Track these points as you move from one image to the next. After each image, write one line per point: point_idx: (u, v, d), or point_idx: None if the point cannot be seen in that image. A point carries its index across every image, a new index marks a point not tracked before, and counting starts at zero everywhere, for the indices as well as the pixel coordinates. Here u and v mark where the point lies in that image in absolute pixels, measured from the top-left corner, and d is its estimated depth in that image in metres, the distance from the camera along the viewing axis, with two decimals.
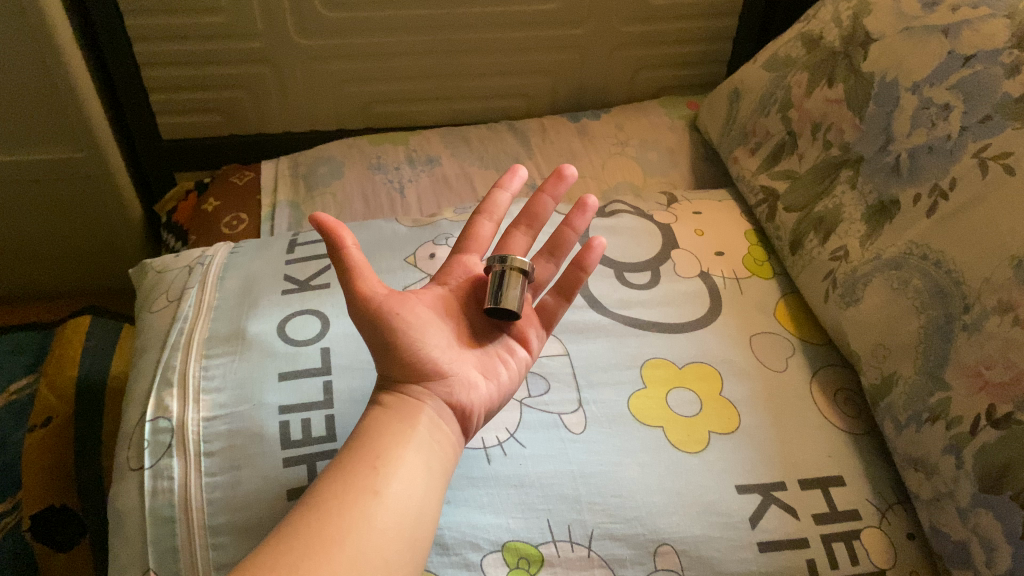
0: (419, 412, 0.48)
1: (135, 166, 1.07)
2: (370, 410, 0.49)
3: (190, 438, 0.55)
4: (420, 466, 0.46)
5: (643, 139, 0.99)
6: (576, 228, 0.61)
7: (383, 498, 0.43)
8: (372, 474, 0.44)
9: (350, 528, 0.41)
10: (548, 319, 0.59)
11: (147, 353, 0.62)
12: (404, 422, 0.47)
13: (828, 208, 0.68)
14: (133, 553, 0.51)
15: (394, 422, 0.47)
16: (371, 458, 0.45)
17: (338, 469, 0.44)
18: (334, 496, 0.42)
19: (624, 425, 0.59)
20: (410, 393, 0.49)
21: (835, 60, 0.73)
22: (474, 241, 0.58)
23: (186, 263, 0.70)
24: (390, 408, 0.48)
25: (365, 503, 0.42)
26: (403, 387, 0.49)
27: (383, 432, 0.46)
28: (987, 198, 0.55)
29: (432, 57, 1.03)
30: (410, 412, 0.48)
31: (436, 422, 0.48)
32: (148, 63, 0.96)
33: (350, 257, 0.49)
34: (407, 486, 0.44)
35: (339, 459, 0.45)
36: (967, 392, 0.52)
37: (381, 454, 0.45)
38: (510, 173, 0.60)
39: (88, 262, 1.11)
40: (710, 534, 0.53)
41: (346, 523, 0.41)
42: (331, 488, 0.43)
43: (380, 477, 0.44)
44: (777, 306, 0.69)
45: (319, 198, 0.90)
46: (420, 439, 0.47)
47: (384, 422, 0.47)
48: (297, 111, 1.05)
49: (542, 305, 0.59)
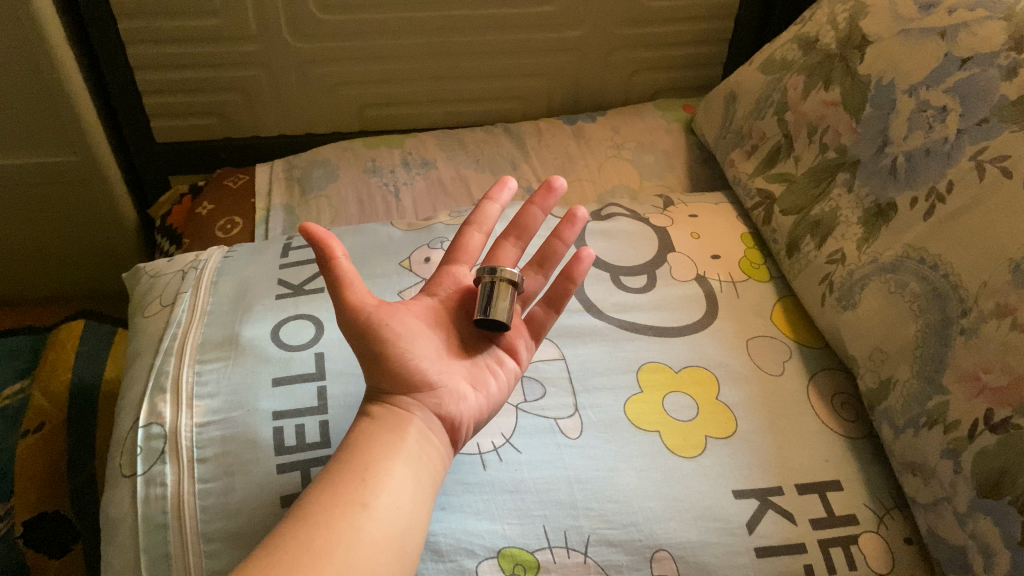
0: (408, 423, 0.48)
1: (130, 170, 1.06)
2: (359, 422, 0.48)
3: (184, 445, 0.54)
4: (409, 478, 0.45)
5: (640, 142, 0.99)
6: (567, 240, 0.61)
7: (371, 510, 0.42)
8: (361, 486, 0.43)
9: (338, 541, 0.40)
10: (537, 330, 0.59)
11: (140, 358, 0.61)
12: (393, 434, 0.47)
13: (824, 211, 0.68)
14: (125, 561, 0.51)
15: (382, 433, 0.47)
16: (360, 471, 0.44)
17: (326, 481, 0.44)
18: (322, 509, 0.42)
19: (620, 430, 0.58)
20: (399, 404, 0.48)
21: (831, 63, 0.73)
22: (464, 252, 0.58)
23: (180, 267, 0.69)
24: (379, 419, 0.48)
25: (354, 516, 0.42)
26: (392, 398, 0.49)
27: (372, 444, 0.46)
28: (985, 201, 0.55)
29: (428, 60, 1.02)
30: (398, 423, 0.47)
31: (425, 433, 0.48)
32: (141, 66, 0.96)
33: (339, 268, 0.49)
34: (396, 499, 0.44)
35: (327, 470, 0.45)
36: (965, 396, 0.52)
37: (370, 466, 0.45)
38: (499, 185, 0.60)
39: (81, 266, 1.10)
40: (707, 540, 0.53)
41: (334, 535, 0.40)
42: (319, 501, 0.42)
43: (369, 489, 0.43)
44: (773, 310, 0.69)
45: (314, 201, 0.89)
46: (409, 450, 0.47)
47: (373, 434, 0.47)
48: (292, 114, 1.05)
49: (532, 316, 0.59)
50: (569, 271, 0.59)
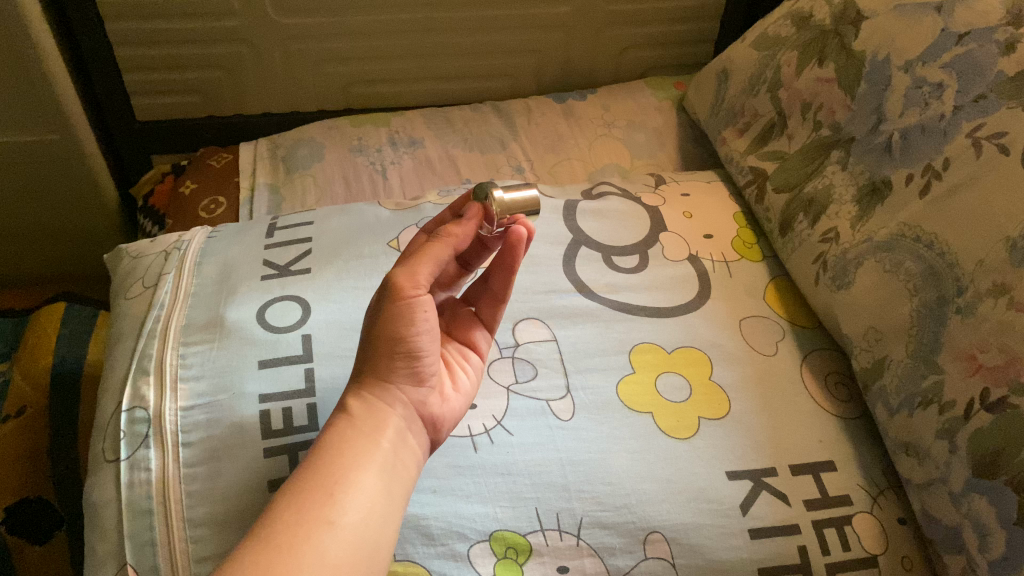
0: (388, 426, 0.47)
1: (110, 148, 1.04)
2: (335, 421, 0.47)
3: (168, 430, 0.53)
4: (380, 489, 0.44)
5: (630, 120, 0.98)
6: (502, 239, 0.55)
7: (337, 529, 0.41)
8: (328, 503, 0.42)
9: (303, 566, 0.39)
10: (491, 320, 0.58)
11: (123, 340, 0.60)
12: (374, 437, 0.46)
13: (818, 189, 0.67)
14: (109, 549, 0.49)
15: (360, 438, 0.46)
16: (329, 484, 0.43)
17: (291, 492, 0.42)
18: (286, 529, 0.40)
19: (612, 412, 0.57)
20: (384, 400, 0.48)
21: (825, 39, 0.72)
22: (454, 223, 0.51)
23: (162, 248, 0.68)
24: (361, 419, 0.47)
25: (321, 537, 0.40)
26: (376, 396, 0.48)
27: (345, 452, 0.45)
28: (983, 178, 0.54)
29: (414, 36, 1.00)
30: (382, 426, 0.47)
31: (403, 435, 0.48)
32: (121, 42, 0.93)
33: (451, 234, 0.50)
34: (365, 516, 0.43)
35: (294, 478, 0.43)
36: (961, 375, 0.52)
37: (340, 479, 0.43)
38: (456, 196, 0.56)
39: (61, 248, 1.08)
40: (701, 522, 0.53)
41: (298, 560, 0.39)
42: (283, 518, 0.41)
43: (335, 506, 0.42)
44: (766, 289, 0.68)
45: (299, 181, 0.88)
46: (384, 459, 0.45)
47: (350, 438, 0.45)
48: (276, 91, 1.03)
49: (480, 312, 0.58)
50: (507, 262, 0.54)
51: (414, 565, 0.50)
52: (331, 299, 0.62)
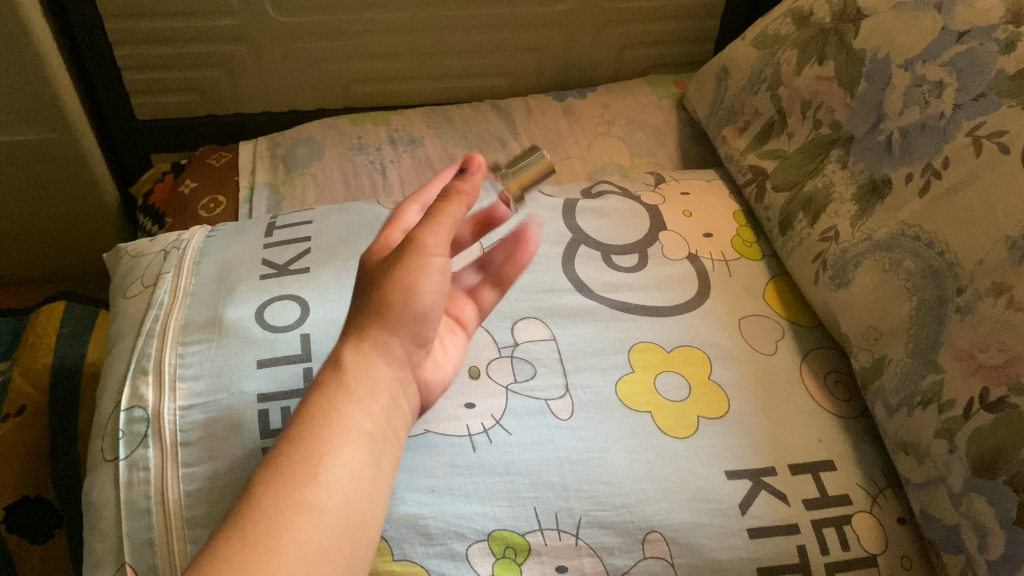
0: (382, 388, 0.41)
1: (110, 148, 1.04)
2: (322, 383, 0.40)
3: (167, 429, 0.53)
4: (371, 459, 0.38)
5: (631, 118, 0.97)
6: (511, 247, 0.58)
7: (323, 511, 0.35)
8: (311, 481, 0.35)
9: (285, 561, 0.32)
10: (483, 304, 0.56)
11: (122, 340, 0.60)
12: (367, 400, 0.40)
13: (817, 188, 0.67)
14: (108, 548, 0.50)
15: (349, 401, 0.39)
16: (313, 457, 0.36)
17: (270, 472, 0.35)
18: (261, 516, 0.33)
19: (611, 411, 0.57)
20: (376, 359, 0.42)
21: (825, 37, 0.72)
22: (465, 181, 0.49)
23: (161, 247, 0.68)
24: (351, 379, 0.40)
25: (304, 521, 0.34)
26: (369, 352, 0.41)
27: (340, 414, 0.38)
28: (982, 176, 0.54)
29: (414, 34, 1.00)
30: (374, 388, 0.40)
31: (396, 397, 0.42)
32: (120, 41, 0.93)
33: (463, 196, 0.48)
34: (355, 492, 0.36)
35: (273, 454, 0.36)
36: (960, 375, 0.52)
37: (325, 452, 0.36)
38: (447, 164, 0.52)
39: (62, 248, 1.08)
40: (699, 521, 0.53)
41: (279, 554, 0.32)
42: (261, 501, 0.34)
43: (320, 483, 0.35)
44: (766, 288, 0.68)
45: (299, 179, 0.88)
46: (375, 425, 0.39)
47: (339, 403, 0.39)
48: (276, 90, 1.03)
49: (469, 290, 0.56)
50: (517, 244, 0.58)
51: (412, 564, 0.49)
52: (330, 298, 0.61)
